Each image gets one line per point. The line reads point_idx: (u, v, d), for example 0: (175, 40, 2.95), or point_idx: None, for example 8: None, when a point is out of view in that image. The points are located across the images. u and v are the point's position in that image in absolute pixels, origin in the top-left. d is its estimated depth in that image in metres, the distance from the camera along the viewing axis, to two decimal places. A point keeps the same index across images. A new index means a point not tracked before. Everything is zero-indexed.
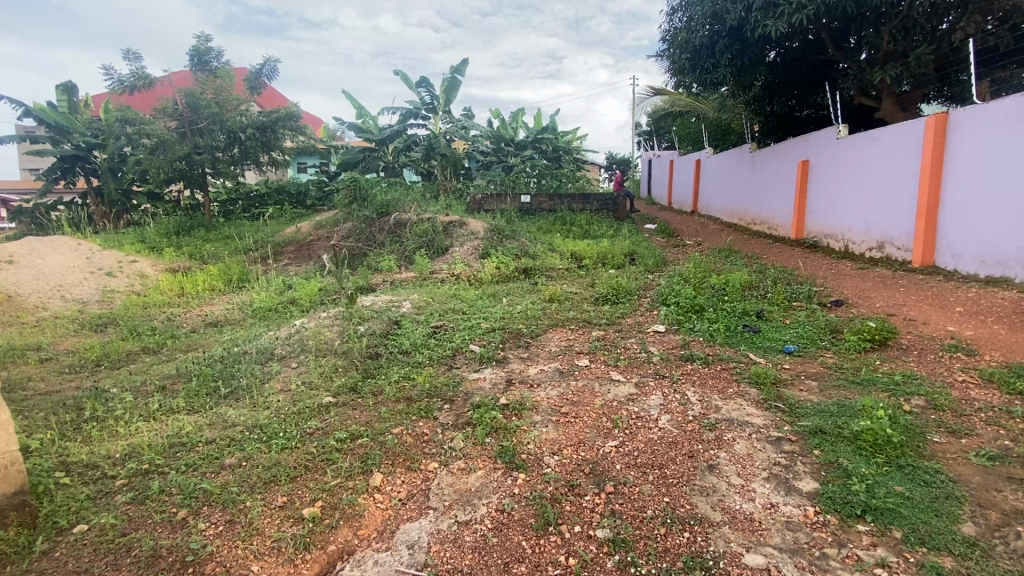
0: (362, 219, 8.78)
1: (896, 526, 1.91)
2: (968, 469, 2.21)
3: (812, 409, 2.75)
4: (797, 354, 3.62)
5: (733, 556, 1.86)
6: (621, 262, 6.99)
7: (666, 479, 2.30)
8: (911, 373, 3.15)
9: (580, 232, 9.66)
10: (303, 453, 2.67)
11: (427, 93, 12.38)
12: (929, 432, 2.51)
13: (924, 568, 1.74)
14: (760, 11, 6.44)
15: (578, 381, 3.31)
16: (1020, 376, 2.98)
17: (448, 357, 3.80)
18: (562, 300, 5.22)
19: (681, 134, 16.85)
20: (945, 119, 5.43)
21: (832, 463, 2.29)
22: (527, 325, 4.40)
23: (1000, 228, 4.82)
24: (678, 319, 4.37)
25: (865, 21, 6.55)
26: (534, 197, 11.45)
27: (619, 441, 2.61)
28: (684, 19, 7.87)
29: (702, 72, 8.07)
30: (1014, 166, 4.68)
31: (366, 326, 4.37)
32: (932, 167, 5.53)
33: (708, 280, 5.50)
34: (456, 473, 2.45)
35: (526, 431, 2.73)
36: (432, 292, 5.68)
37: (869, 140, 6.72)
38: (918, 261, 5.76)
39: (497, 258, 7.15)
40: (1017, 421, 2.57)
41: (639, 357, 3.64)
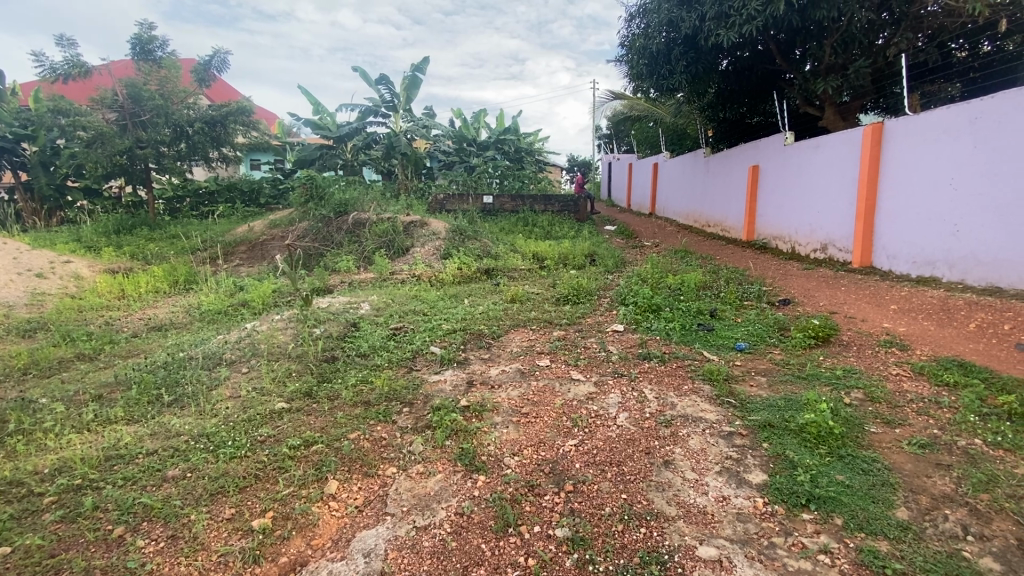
0: (318, 219, 8.57)
1: (837, 513, 2.01)
2: (901, 457, 2.35)
3: (760, 404, 2.86)
4: (747, 351, 3.76)
5: (687, 549, 1.90)
6: (581, 263, 7.10)
7: (624, 475, 2.33)
8: (850, 368, 3.33)
9: (542, 233, 9.74)
10: (253, 462, 2.57)
11: (387, 91, 12.17)
12: (867, 423, 2.66)
13: (862, 552, 1.83)
14: (713, 21, 6.70)
15: (539, 380, 3.32)
16: (947, 369, 3.19)
17: (408, 360, 3.73)
18: (524, 301, 5.24)
19: (638, 138, 17.17)
20: (881, 129, 5.79)
21: (779, 455, 2.39)
22: (488, 326, 4.38)
23: (929, 232, 5.19)
24: (636, 318, 4.47)
25: (809, 34, 6.86)
26: (496, 198, 11.44)
27: (578, 439, 2.64)
28: (641, 26, 8.07)
29: (659, 78, 8.29)
30: (940, 173, 5.05)
31: (322, 329, 4.25)
32: (870, 173, 5.88)
33: (665, 280, 5.65)
34: (414, 477, 2.41)
35: (486, 433, 2.72)
36: (392, 292, 5.59)
37: (813, 146, 7.06)
38: (858, 261, 6.11)
39: (459, 258, 7.12)
40: (945, 411, 2.76)
41: (599, 357, 3.69)
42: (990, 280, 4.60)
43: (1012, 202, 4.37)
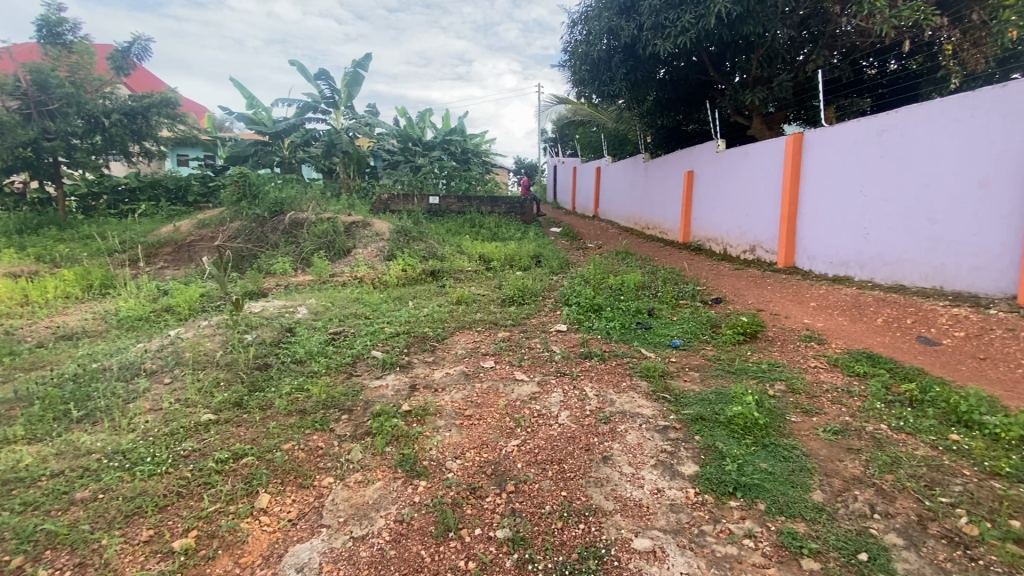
0: (252, 218, 8.15)
1: (760, 499, 2.14)
2: (817, 443, 2.54)
3: (693, 399, 3.00)
4: (682, 348, 3.93)
5: (623, 542, 1.95)
6: (527, 264, 7.17)
7: (564, 473, 2.37)
8: (774, 362, 3.56)
9: (488, 235, 9.74)
10: (175, 479, 2.39)
11: (327, 87, 11.76)
12: (788, 413, 2.85)
13: (782, 534, 1.96)
14: (651, 31, 6.97)
15: (483, 382, 3.32)
16: (858, 360, 3.48)
17: (348, 365, 3.62)
18: (469, 302, 5.21)
19: (582, 142, 17.55)
20: (802, 139, 6.23)
21: (709, 447, 2.51)
22: (433, 329, 4.31)
23: (843, 235, 5.64)
24: (578, 318, 4.56)
25: (737, 47, 7.28)
26: (442, 199, 11.32)
27: (520, 440, 2.65)
28: (583, 33, 8.28)
29: (600, 84, 8.53)
30: (853, 181, 5.50)
31: (255, 335, 4.03)
32: (793, 180, 6.32)
33: (607, 281, 5.81)
34: (352, 487, 2.34)
35: (428, 437, 2.67)
36: (331, 296, 5.40)
37: (742, 153, 7.50)
38: (782, 262, 6.54)
39: (404, 260, 6.97)
40: (856, 399, 3.00)
41: (542, 356, 3.73)
42: (894, 279, 5.06)
43: (913, 208, 4.82)
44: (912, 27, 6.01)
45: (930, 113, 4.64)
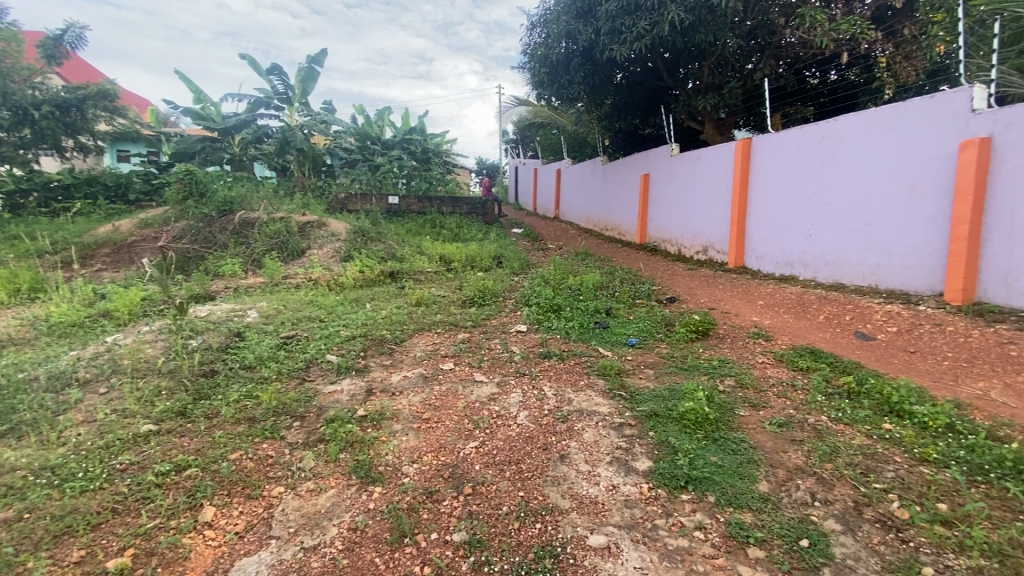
0: (199, 218, 7.77)
1: (710, 492, 2.22)
2: (764, 435, 2.65)
3: (648, 395, 3.07)
4: (638, 347, 4.03)
5: (579, 540, 1.98)
6: (488, 265, 7.15)
7: (522, 473, 2.37)
8: (725, 358, 3.69)
9: (449, 235, 9.66)
10: (109, 495, 2.25)
11: (280, 82, 11.37)
12: (737, 407, 2.97)
13: (730, 524, 2.03)
14: (608, 36, 7.09)
15: (442, 384, 3.28)
16: (801, 355, 3.66)
17: (301, 370, 3.50)
18: (429, 303, 5.15)
19: (542, 144, 17.69)
20: (750, 144, 6.51)
21: (663, 442, 2.58)
22: (391, 331, 4.23)
23: (788, 237, 5.92)
24: (539, 318, 4.60)
25: (690, 55, 7.52)
26: (402, 199, 11.16)
27: (479, 441, 2.64)
28: (543, 36, 8.35)
29: (559, 86, 8.62)
30: (797, 185, 5.79)
31: (200, 340, 3.84)
32: (742, 183, 6.59)
33: (566, 281, 5.88)
34: (304, 495, 2.26)
35: (384, 442, 2.62)
36: (284, 298, 5.22)
37: (694, 157, 7.75)
38: (733, 262, 6.81)
39: (361, 261, 6.82)
40: (799, 392, 3.15)
41: (502, 357, 3.74)
42: (835, 278, 5.35)
43: (851, 211, 5.12)
44: (849, 40, 6.38)
45: (865, 122, 4.95)
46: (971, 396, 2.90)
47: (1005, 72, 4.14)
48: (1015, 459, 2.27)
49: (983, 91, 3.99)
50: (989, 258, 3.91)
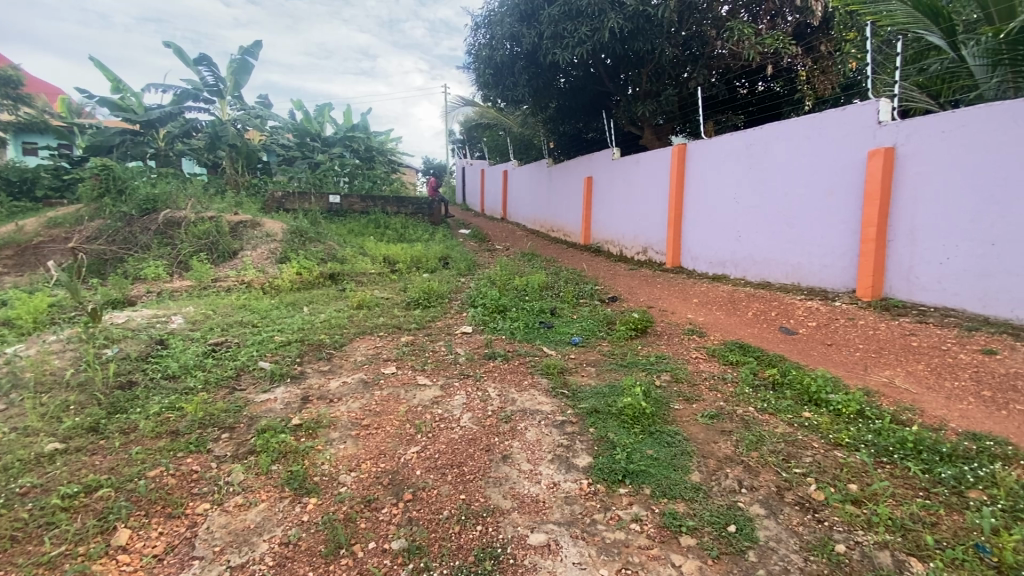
0: (116, 218, 7.19)
1: (646, 484, 2.30)
2: (696, 427, 2.78)
3: (589, 392, 3.14)
4: (581, 345, 4.11)
5: (519, 539, 1.98)
6: (434, 266, 7.06)
7: (464, 476, 2.36)
8: (662, 354, 3.84)
9: (394, 236, 9.47)
10: (6, 522, 2.03)
11: (210, 73, 10.71)
12: (672, 401, 3.09)
13: (664, 515, 2.11)
14: (550, 40, 7.20)
15: (383, 389, 3.20)
16: (731, 350, 3.87)
17: (231, 379, 3.31)
18: (371, 306, 5.02)
19: (489, 145, 17.70)
20: (685, 149, 6.81)
21: (602, 438, 2.64)
22: (330, 336, 4.09)
23: (720, 238, 6.24)
24: (484, 319, 4.60)
25: (630, 62, 7.77)
26: (344, 198, 10.81)
27: (420, 446, 2.60)
28: (487, 37, 8.36)
29: (504, 88, 8.66)
30: (727, 189, 6.11)
31: (116, 350, 3.55)
32: (678, 187, 6.89)
33: (512, 282, 5.91)
34: (231, 511, 2.14)
35: (320, 451, 2.53)
36: (213, 303, 4.92)
37: (634, 161, 8.02)
38: (671, 262, 7.09)
39: (299, 263, 6.54)
40: (729, 385, 3.33)
41: (447, 359, 3.70)
42: (762, 277, 5.70)
43: (776, 213, 5.47)
44: (773, 54, 6.81)
45: (788, 131, 5.30)
46: (879, 383, 3.18)
47: (907, 87, 4.54)
48: (915, 440, 2.51)
49: (888, 104, 4.38)
50: (894, 257, 4.29)
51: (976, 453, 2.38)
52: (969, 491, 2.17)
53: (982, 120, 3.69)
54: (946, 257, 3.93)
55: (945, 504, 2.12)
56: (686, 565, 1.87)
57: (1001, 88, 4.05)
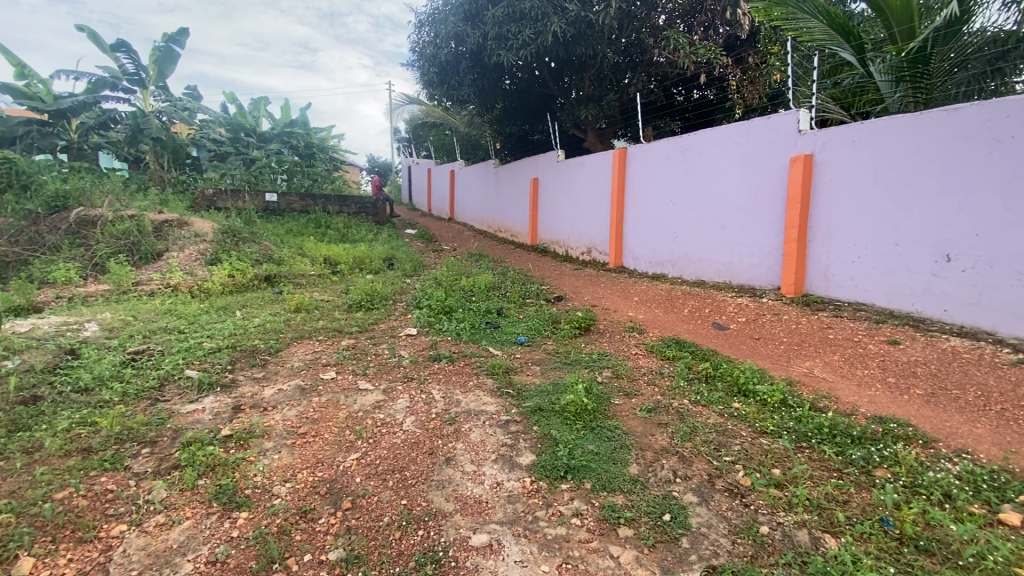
0: (19, 216, 6.52)
1: (587, 479, 2.35)
2: (635, 421, 2.88)
3: (533, 391, 3.18)
4: (526, 345, 4.15)
5: (461, 541, 1.98)
6: (378, 267, 6.90)
7: (406, 480, 2.32)
8: (604, 352, 3.95)
9: (336, 236, 9.17)
10: None
11: (129, 61, 9.93)
12: (613, 396, 3.19)
13: (603, 508, 2.17)
14: (495, 41, 7.22)
15: (322, 396, 3.09)
16: (669, 346, 4.03)
17: (153, 390, 3.09)
18: (310, 310, 4.83)
19: (435, 145, 17.49)
20: (626, 153, 7.02)
21: (545, 436, 2.68)
22: (264, 341, 3.90)
23: (659, 239, 6.49)
24: (429, 321, 4.55)
25: (573, 66, 7.92)
26: (281, 196, 10.35)
27: (361, 452, 2.53)
28: (431, 35, 8.27)
29: (449, 87, 8.61)
30: (666, 191, 6.36)
31: (17, 362, 3.22)
32: (620, 189, 7.10)
33: (458, 283, 5.88)
34: (152, 531, 2.00)
35: (252, 462, 2.41)
36: (134, 308, 4.57)
37: (578, 163, 8.19)
38: (614, 262, 7.30)
39: (232, 264, 6.19)
40: (665, 379, 3.48)
41: (390, 362, 3.63)
42: (697, 275, 5.98)
43: (709, 215, 5.75)
44: (706, 64, 7.16)
45: (719, 137, 5.59)
46: (800, 373, 3.42)
47: (824, 100, 4.90)
48: (830, 425, 2.72)
49: (806, 115, 4.71)
50: (813, 256, 4.64)
51: (881, 435, 2.61)
52: (875, 470, 2.38)
53: (886, 131, 4.05)
54: (857, 256, 4.28)
55: (855, 482, 2.31)
56: (623, 556, 1.93)
57: (902, 104, 4.44)
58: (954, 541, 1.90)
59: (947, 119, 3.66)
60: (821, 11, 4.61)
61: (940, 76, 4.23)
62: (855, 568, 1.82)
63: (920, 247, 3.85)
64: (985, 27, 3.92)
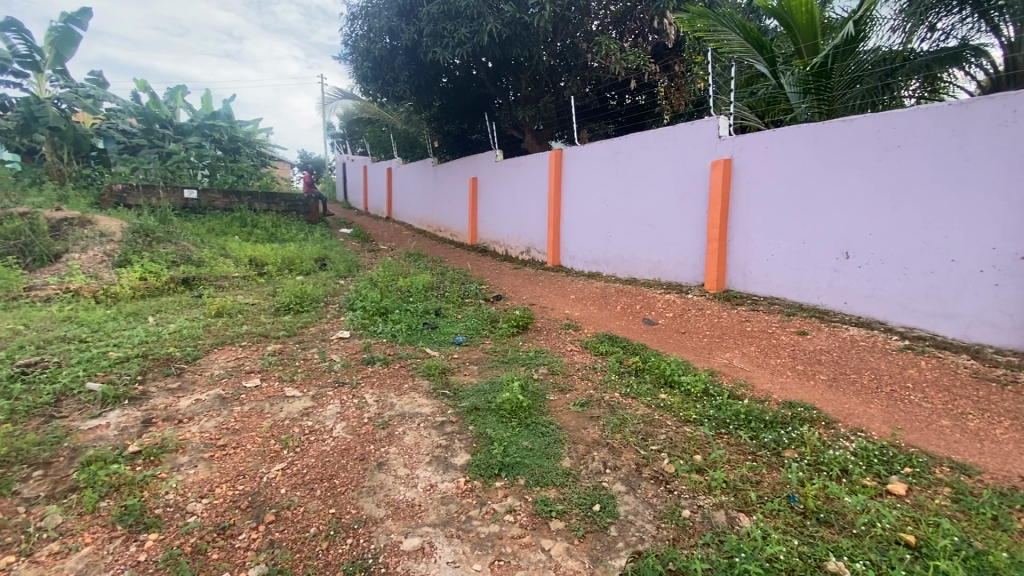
0: None
1: (520, 475, 2.38)
2: (569, 416, 2.95)
3: (470, 391, 3.18)
4: (464, 344, 4.14)
5: (392, 546, 1.94)
6: (310, 268, 6.62)
7: (334, 489, 2.25)
8: (541, 349, 4.02)
9: (264, 236, 8.71)
10: None
11: (20, 41, 8.91)
12: (548, 393, 3.25)
13: (536, 503, 2.21)
14: (430, 38, 7.13)
15: (244, 405, 2.92)
16: (603, 342, 4.16)
17: (48, 406, 2.79)
18: (233, 314, 4.56)
19: (371, 142, 17.02)
20: (561, 154, 7.17)
21: (480, 435, 2.69)
22: (181, 349, 3.64)
23: (595, 238, 6.68)
24: (363, 323, 4.43)
25: (510, 66, 7.98)
26: (202, 193, 9.67)
27: (287, 462, 2.43)
28: (364, 28, 8.04)
29: (384, 83, 8.41)
30: (600, 192, 6.56)
31: None
32: (557, 189, 7.24)
33: (394, 283, 5.76)
34: (42, 562, 1.81)
35: (163, 479, 2.25)
36: (25, 316, 4.11)
37: (515, 163, 8.26)
38: (552, 261, 7.43)
39: (144, 266, 5.72)
40: (598, 373, 3.59)
41: (320, 367, 3.50)
42: (630, 273, 6.20)
43: (639, 215, 5.99)
44: (636, 70, 7.44)
45: (648, 141, 5.83)
46: (721, 364, 3.65)
47: (741, 108, 5.24)
48: (746, 411, 2.92)
49: (725, 122, 5.02)
50: (733, 254, 4.95)
51: (790, 418, 2.84)
52: (784, 451, 2.58)
53: (794, 139, 4.40)
54: (771, 254, 4.62)
55: (767, 463, 2.50)
56: (554, 548, 1.98)
57: (809, 114, 4.81)
58: (849, 512, 2.11)
59: (845, 129, 4.03)
60: (738, 25, 4.97)
61: (841, 89, 4.61)
62: (765, 543, 1.96)
63: (824, 246, 4.22)
64: (879, 47, 4.36)
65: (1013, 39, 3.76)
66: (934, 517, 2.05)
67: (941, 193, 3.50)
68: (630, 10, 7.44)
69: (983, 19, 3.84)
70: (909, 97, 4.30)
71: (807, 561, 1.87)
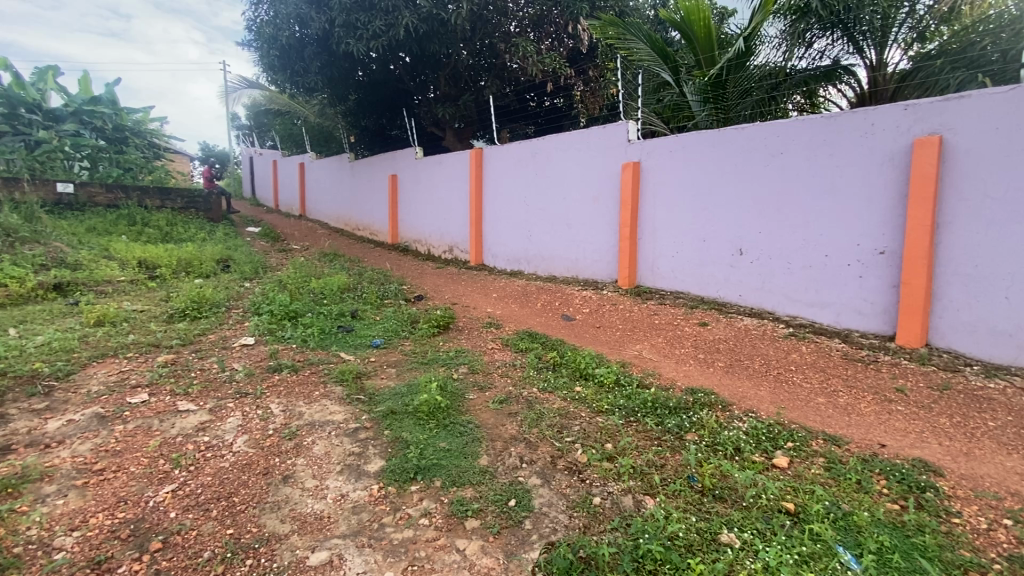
0: None
1: (437, 477, 2.36)
2: (487, 413, 2.97)
3: (386, 395, 3.09)
4: (382, 347, 4.03)
5: (298, 563, 1.85)
6: (210, 270, 6.11)
7: (233, 507, 2.10)
8: (461, 348, 4.01)
9: (157, 235, 7.91)
10: None
11: None
12: (467, 392, 3.24)
13: (452, 504, 2.20)
14: (342, 28, 6.84)
15: (128, 423, 2.64)
16: (522, 338, 4.23)
17: None
18: (117, 322, 4.10)
19: (282, 135, 16.04)
20: (481, 152, 7.19)
21: (396, 439, 2.63)
22: (50, 364, 3.21)
23: (515, 236, 6.77)
24: (270, 328, 4.16)
25: (428, 62, 7.86)
26: (80, 187, 8.61)
27: (178, 483, 2.22)
28: (270, 14, 7.56)
29: (293, 73, 7.96)
30: (519, 191, 6.65)
31: None
32: (478, 188, 7.25)
33: (307, 285, 5.47)
34: None
35: (24, 514, 1.98)
36: None
37: (436, 161, 8.15)
38: (475, 260, 7.43)
39: (3, 271, 4.98)
40: (517, 370, 3.64)
41: (220, 377, 3.24)
42: (550, 271, 6.35)
43: (557, 214, 6.16)
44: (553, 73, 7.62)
45: (564, 142, 6.00)
46: (632, 355, 3.84)
47: (648, 113, 5.52)
48: (653, 399, 3.10)
49: (634, 126, 5.28)
50: (643, 251, 5.22)
51: (692, 404, 3.05)
52: (686, 435, 2.77)
53: (694, 144, 4.72)
54: (676, 251, 4.93)
55: (670, 448, 2.67)
56: (469, 548, 1.98)
57: (708, 121, 5.17)
58: (739, 487, 2.30)
59: (737, 136, 4.40)
60: (644, 34, 5.29)
61: (735, 98, 5.00)
62: (666, 522, 2.10)
63: (721, 243, 4.58)
64: (767, 62, 4.79)
65: (874, 61, 4.35)
66: (811, 485, 2.30)
67: (817, 195, 3.92)
68: (546, 13, 7.61)
69: (850, 41, 4.37)
70: (793, 108, 4.78)
71: (704, 536, 2.03)
